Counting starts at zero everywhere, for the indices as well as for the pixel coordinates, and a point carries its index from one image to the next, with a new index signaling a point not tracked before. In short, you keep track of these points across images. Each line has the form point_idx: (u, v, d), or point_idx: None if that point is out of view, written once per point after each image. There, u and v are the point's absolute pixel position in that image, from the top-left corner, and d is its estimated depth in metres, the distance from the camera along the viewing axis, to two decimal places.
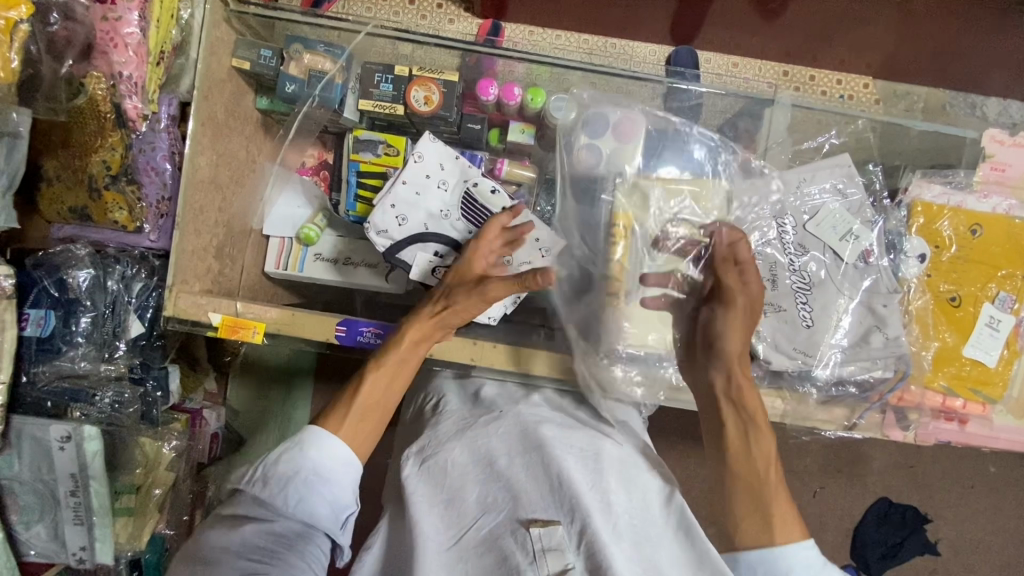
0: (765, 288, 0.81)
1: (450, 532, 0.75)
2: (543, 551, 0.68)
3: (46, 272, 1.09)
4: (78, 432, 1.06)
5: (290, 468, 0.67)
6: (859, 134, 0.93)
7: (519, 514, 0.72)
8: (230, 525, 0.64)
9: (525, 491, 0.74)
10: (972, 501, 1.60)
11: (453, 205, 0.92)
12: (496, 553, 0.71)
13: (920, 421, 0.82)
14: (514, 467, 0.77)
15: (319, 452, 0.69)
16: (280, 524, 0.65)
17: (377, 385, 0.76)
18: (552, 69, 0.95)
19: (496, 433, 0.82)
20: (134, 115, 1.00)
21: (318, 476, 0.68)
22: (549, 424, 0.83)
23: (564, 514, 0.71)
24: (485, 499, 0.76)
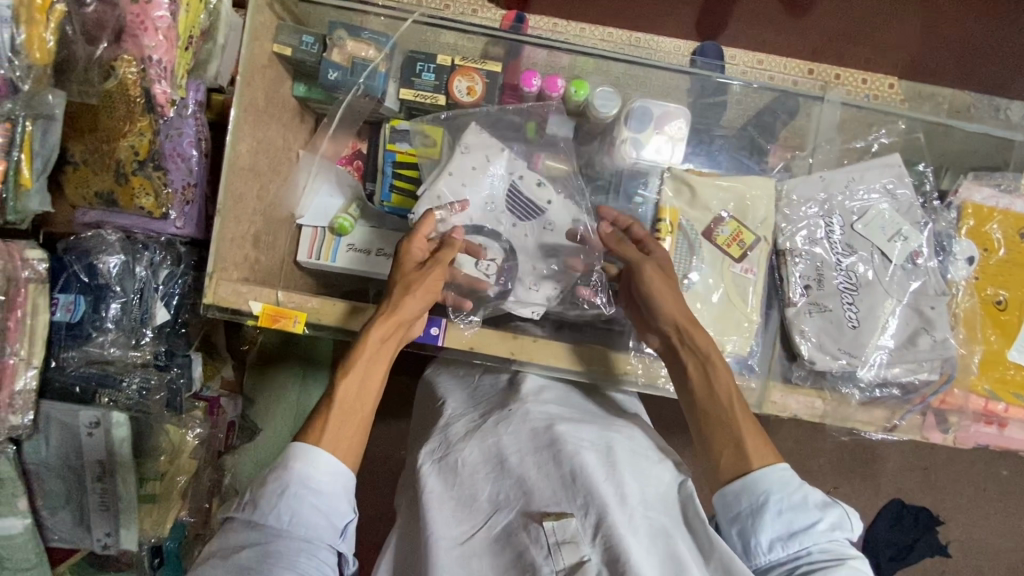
0: (811, 288, 0.82)
1: (463, 529, 0.73)
2: (557, 544, 0.67)
3: (76, 257, 1.09)
4: (107, 418, 1.07)
5: (274, 487, 0.65)
6: (908, 133, 0.92)
7: (531, 509, 0.71)
8: (227, 553, 0.63)
9: (537, 486, 0.72)
10: (984, 504, 1.57)
11: (498, 197, 0.93)
12: (511, 549, 0.69)
13: (960, 424, 0.81)
14: (525, 464, 0.74)
15: (308, 467, 0.66)
16: (278, 545, 0.63)
17: (348, 396, 0.72)
18: (594, 60, 0.96)
19: (508, 431, 0.79)
20: (163, 101, 0.99)
21: (302, 489, 0.65)
22: (564, 420, 0.79)
23: (576, 508, 0.69)
24: (497, 497, 0.74)
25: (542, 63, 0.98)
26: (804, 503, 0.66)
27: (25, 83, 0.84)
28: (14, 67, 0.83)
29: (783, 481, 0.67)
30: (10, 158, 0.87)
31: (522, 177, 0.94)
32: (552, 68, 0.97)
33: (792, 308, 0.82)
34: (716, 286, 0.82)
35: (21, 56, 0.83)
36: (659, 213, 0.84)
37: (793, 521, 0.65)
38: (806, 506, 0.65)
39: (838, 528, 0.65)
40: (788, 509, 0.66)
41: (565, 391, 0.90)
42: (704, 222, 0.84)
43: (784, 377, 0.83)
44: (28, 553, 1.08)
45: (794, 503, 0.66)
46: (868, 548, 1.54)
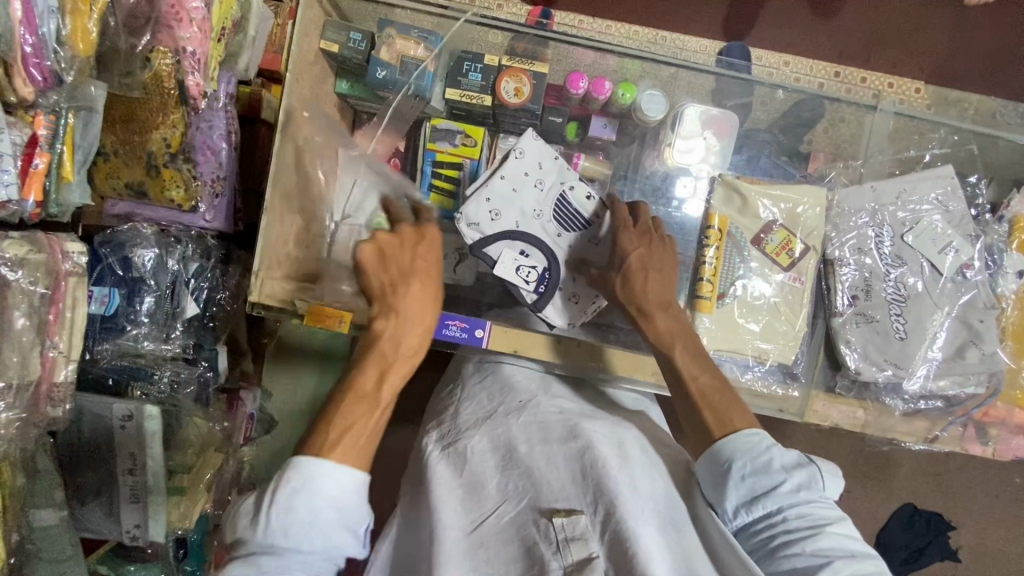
0: (859, 298, 0.82)
1: (471, 517, 0.73)
2: (566, 541, 0.67)
3: (111, 249, 1.09)
4: (140, 411, 1.05)
5: (299, 509, 0.59)
6: (960, 145, 0.93)
7: (540, 504, 0.70)
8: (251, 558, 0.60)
9: (547, 479, 0.72)
10: (996, 510, 1.54)
11: (546, 205, 0.89)
12: (519, 542, 0.70)
13: (1000, 437, 0.82)
14: (534, 455, 0.74)
15: (331, 487, 0.61)
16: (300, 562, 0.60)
17: (365, 416, 0.66)
18: (642, 63, 0.97)
19: (518, 422, 0.79)
20: (196, 93, 0.99)
21: (331, 513, 0.61)
22: (577, 413, 0.79)
23: (586, 505, 0.69)
24: (506, 487, 0.74)
25: (588, 65, 0.98)
26: (769, 466, 0.66)
27: (69, 75, 0.82)
28: (59, 59, 0.80)
29: (748, 447, 0.67)
30: (53, 150, 0.86)
31: (572, 187, 0.91)
32: (599, 69, 0.97)
33: (838, 318, 0.82)
34: (765, 295, 0.82)
35: (65, 48, 0.81)
36: (708, 219, 0.83)
37: (760, 486, 0.65)
38: (772, 471, 0.65)
39: (803, 488, 0.65)
40: (756, 474, 0.65)
41: (606, 395, 0.90)
42: (753, 229, 0.83)
43: (827, 387, 0.84)
44: (65, 543, 1.02)
45: (758, 467, 0.66)
46: (879, 552, 1.51)
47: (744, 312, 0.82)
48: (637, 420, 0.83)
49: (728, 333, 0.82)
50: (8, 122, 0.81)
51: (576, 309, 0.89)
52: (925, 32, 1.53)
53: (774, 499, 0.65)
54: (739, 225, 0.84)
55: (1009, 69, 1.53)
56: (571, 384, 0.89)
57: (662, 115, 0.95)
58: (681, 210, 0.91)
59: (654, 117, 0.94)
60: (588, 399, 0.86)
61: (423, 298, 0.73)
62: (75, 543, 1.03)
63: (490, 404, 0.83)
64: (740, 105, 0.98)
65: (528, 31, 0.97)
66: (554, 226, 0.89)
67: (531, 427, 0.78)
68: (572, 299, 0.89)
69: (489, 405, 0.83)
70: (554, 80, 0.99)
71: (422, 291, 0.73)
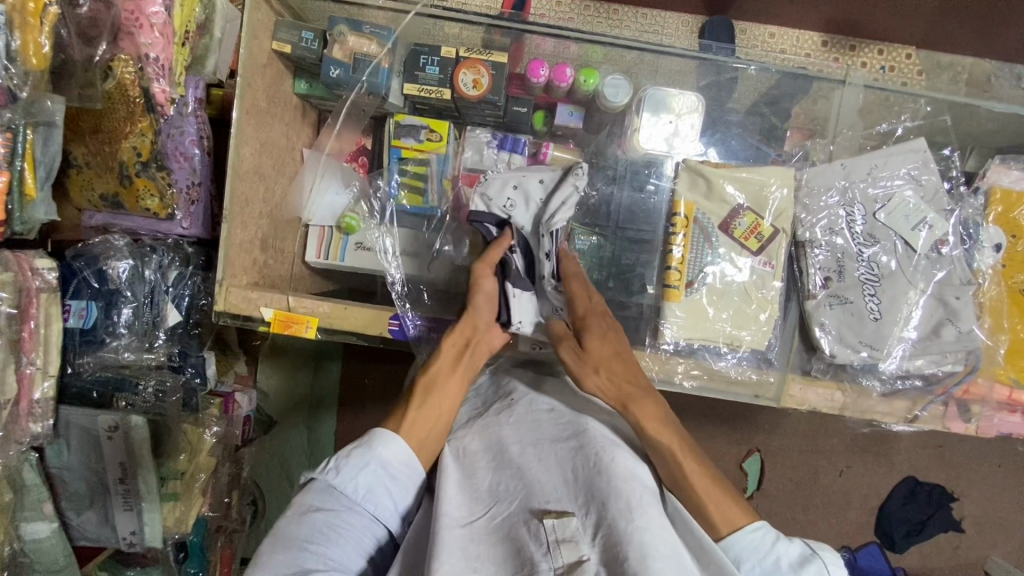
0: (831, 280, 0.82)
1: (462, 512, 0.63)
2: (557, 543, 0.57)
3: (85, 263, 1.07)
4: (126, 421, 1.07)
5: (353, 463, 0.65)
6: (935, 115, 0.91)
7: (531, 503, 0.61)
8: (301, 512, 0.63)
9: (538, 479, 0.63)
10: (998, 480, 1.51)
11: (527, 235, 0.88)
12: (509, 544, 0.59)
13: (983, 414, 0.80)
14: (527, 454, 0.67)
15: (388, 453, 0.66)
16: (347, 516, 0.63)
17: (441, 403, 0.73)
18: (603, 48, 0.95)
19: (510, 421, 0.73)
20: (163, 100, 0.97)
21: (379, 471, 0.65)
22: (570, 411, 0.74)
23: (578, 506, 0.60)
24: (497, 488, 0.65)
25: (549, 54, 0.96)
26: (778, 567, 0.60)
27: (23, 92, 0.82)
28: (10, 75, 0.80)
29: (753, 544, 0.62)
30: (12, 168, 0.85)
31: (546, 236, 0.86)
32: (561, 58, 0.96)
33: (811, 300, 0.82)
34: (735, 279, 0.82)
35: (17, 63, 0.80)
36: (674, 207, 0.83)
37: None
38: (778, 571, 0.60)
39: None
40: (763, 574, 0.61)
41: None
42: (721, 214, 0.83)
43: (804, 370, 0.84)
44: (57, 555, 1.08)
45: (766, 569, 0.61)
46: (880, 526, 1.51)
47: (716, 297, 0.81)
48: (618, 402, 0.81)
49: (697, 322, 0.81)
50: None
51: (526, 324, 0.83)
52: None
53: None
54: (713, 212, 0.83)
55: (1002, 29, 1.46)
56: (547, 373, 0.87)
57: (626, 101, 0.93)
58: (657, 193, 0.90)
59: (619, 102, 0.92)
60: (565, 384, 0.83)
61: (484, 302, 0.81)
62: (68, 554, 1.10)
63: (482, 405, 0.79)
64: (709, 86, 0.96)
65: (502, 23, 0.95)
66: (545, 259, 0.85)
67: (521, 428, 0.71)
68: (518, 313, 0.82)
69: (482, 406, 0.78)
70: (518, 68, 0.97)
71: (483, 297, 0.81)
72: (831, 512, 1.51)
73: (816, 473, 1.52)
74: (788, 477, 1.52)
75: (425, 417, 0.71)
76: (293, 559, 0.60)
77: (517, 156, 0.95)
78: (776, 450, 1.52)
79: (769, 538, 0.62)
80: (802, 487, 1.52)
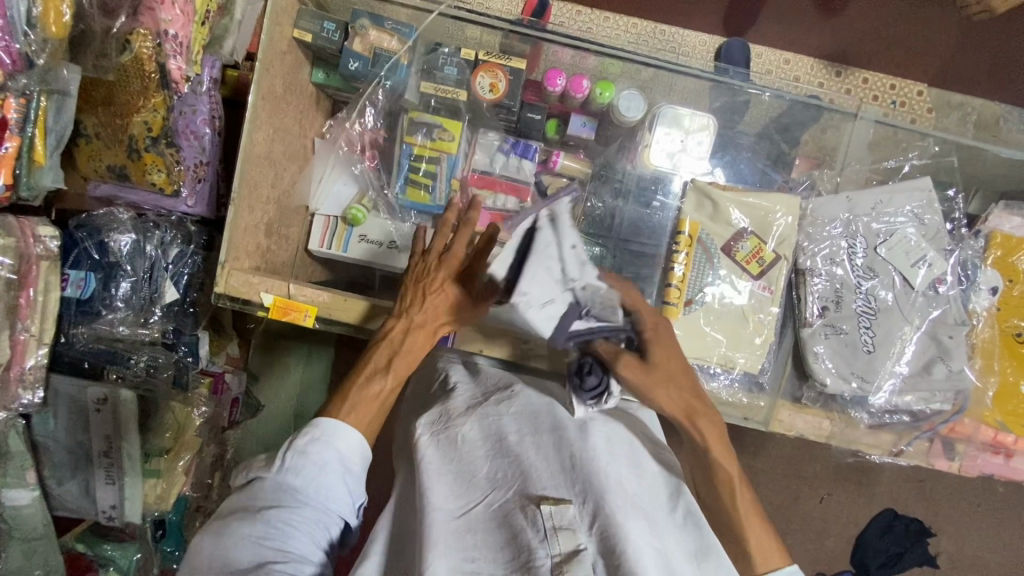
0: (828, 309, 0.83)
1: (458, 502, 0.66)
2: (554, 529, 0.59)
3: (88, 234, 1.07)
4: (115, 395, 1.06)
5: (312, 458, 0.66)
6: (942, 156, 0.92)
7: (529, 490, 0.64)
8: (254, 511, 0.63)
9: (537, 467, 0.66)
10: (976, 518, 1.52)
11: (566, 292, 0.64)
12: (505, 530, 0.61)
13: (967, 453, 0.82)
14: (526, 445, 0.69)
15: (344, 445, 0.68)
16: (304, 510, 0.64)
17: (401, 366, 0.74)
18: (621, 63, 0.95)
19: (509, 412, 0.74)
20: (179, 78, 0.97)
21: (337, 466, 0.67)
22: (567, 406, 0.76)
23: (575, 494, 0.63)
24: (495, 474, 0.67)
25: (567, 64, 0.97)
26: None
27: (40, 58, 0.83)
28: (29, 41, 0.80)
29: None
30: (23, 134, 0.85)
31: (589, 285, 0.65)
32: (578, 69, 0.97)
33: (807, 328, 0.83)
34: (733, 301, 0.82)
35: (36, 29, 0.81)
36: (678, 225, 0.84)
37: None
38: None
39: None
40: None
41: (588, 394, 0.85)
42: (725, 236, 0.84)
43: (794, 397, 0.85)
44: (36, 524, 1.07)
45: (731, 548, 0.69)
46: (856, 555, 1.51)
47: (714, 318, 0.82)
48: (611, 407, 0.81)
49: (693, 340, 0.82)
50: None
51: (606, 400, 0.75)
52: (929, 33, 1.48)
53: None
54: (718, 232, 0.84)
55: (1013, 76, 1.48)
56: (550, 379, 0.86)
57: (640, 117, 0.94)
58: (663, 209, 0.90)
59: (632, 117, 0.93)
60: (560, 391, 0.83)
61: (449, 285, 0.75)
62: (47, 523, 1.09)
63: (479, 394, 0.79)
64: (723, 108, 0.97)
65: (521, 32, 0.96)
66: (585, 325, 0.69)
67: (521, 418, 0.73)
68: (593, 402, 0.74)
69: (479, 396, 0.78)
70: (534, 76, 0.98)
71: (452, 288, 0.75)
72: (809, 538, 1.52)
73: (797, 498, 1.53)
74: (770, 500, 1.52)
75: (366, 399, 0.72)
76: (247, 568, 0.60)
77: (527, 161, 0.96)
78: (759, 472, 1.52)
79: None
80: (783, 510, 1.52)
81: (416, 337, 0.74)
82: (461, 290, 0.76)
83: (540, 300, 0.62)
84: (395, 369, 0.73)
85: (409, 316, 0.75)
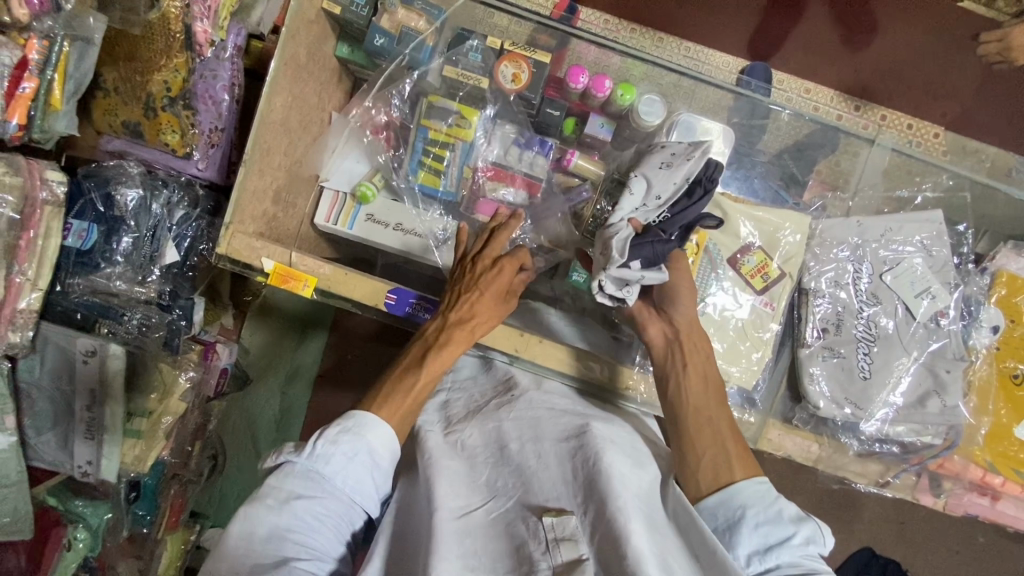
0: (828, 331, 0.83)
1: (458, 503, 0.66)
2: (555, 541, 0.60)
3: (95, 184, 1.06)
4: (104, 348, 1.03)
5: (342, 449, 0.65)
6: (955, 190, 0.92)
7: (530, 501, 0.65)
8: (282, 500, 0.62)
9: (537, 476, 0.66)
10: (955, 567, 1.51)
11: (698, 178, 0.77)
12: (505, 541, 0.62)
13: (954, 491, 0.83)
14: (526, 453, 0.69)
15: (376, 441, 0.67)
16: (329, 502, 0.64)
17: (438, 362, 0.74)
18: (645, 66, 0.96)
19: (509, 417, 0.74)
20: (202, 40, 0.98)
21: (367, 459, 0.66)
22: (571, 413, 0.75)
23: (576, 505, 0.63)
24: (495, 483, 0.68)
25: (591, 62, 0.98)
26: (779, 517, 0.63)
27: (68, 4, 0.84)
28: None
29: (758, 495, 0.65)
30: (43, 76, 0.86)
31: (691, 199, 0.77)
32: (602, 68, 0.98)
33: (805, 349, 0.83)
34: (734, 314, 0.83)
35: None
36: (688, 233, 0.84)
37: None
38: (780, 521, 0.62)
39: (812, 542, 0.61)
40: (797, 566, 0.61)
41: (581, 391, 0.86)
42: (731, 248, 0.84)
43: (785, 416, 0.85)
44: (10, 470, 1.04)
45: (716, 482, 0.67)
46: None
47: (713, 329, 0.82)
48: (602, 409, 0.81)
49: None
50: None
51: (614, 283, 0.74)
52: (950, 78, 1.49)
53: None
54: (726, 243, 0.84)
55: None
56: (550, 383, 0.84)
57: (659, 123, 0.94)
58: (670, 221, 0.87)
59: (652, 122, 0.93)
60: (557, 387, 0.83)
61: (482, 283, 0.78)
62: (21, 470, 1.05)
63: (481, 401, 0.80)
64: (743, 123, 0.97)
65: (551, 25, 0.98)
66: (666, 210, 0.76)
67: (522, 422, 0.73)
68: (640, 266, 0.73)
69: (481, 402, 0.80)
70: (557, 73, 0.98)
71: (485, 286, 0.78)
72: None
73: None
74: None
75: (400, 391, 0.72)
76: (265, 561, 0.59)
77: (541, 158, 0.95)
78: None
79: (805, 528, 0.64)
80: None
81: (454, 333, 0.76)
82: (498, 289, 0.78)
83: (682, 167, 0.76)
84: (430, 361, 0.74)
85: (445, 314, 0.77)
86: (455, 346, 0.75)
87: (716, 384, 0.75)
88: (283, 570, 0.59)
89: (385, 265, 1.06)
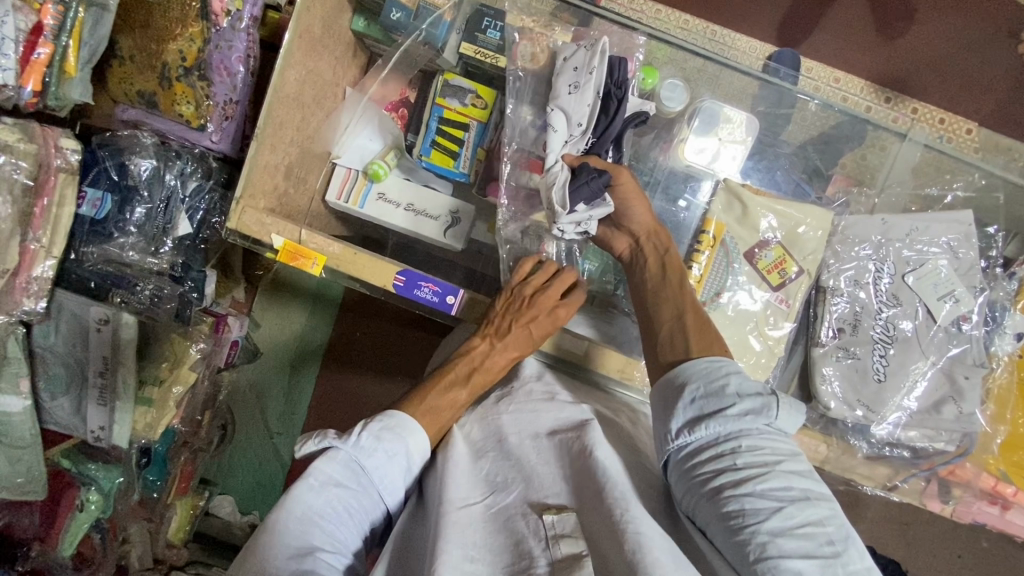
0: (844, 331, 0.81)
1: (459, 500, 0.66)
2: (556, 538, 0.60)
3: (110, 154, 1.05)
4: (117, 316, 1.04)
5: (385, 446, 0.67)
6: (986, 191, 0.89)
7: (531, 497, 0.65)
8: (320, 484, 0.63)
9: (537, 472, 0.66)
10: (957, 571, 1.49)
11: (611, 86, 0.84)
12: (506, 535, 0.62)
13: (962, 499, 0.81)
14: (525, 448, 0.70)
15: (414, 443, 0.69)
16: (360, 496, 0.66)
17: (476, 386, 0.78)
18: (670, 50, 0.93)
19: (508, 410, 0.75)
20: (219, 10, 1.00)
21: (404, 461, 0.68)
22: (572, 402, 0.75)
23: (575, 503, 0.64)
24: (495, 478, 0.67)
25: None
26: (722, 390, 0.63)
27: None
28: None
29: (704, 372, 0.65)
30: (57, 42, 0.85)
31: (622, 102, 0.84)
32: None
33: (819, 348, 0.81)
34: (748, 310, 0.81)
35: None
36: (704, 225, 0.83)
37: (794, 518, 0.55)
38: (722, 394, 0.63)
39: (750, 412, 0.62)
40: (787, 502, 0.56)
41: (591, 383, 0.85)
42: (749, 241, 0.82)
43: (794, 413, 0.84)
44: (24, 432, 1.07)
45: (709, 391, 0.64)
46: None
47: (725, 324, 0.80)
48: (610, 404, 0.80)
49: None
50: (15, 6, 0.82)
51: (571, 226, 0.82)
52: (988, 71, 1.42)
53: (794, 557, 0.54)
54: (744, 233, 0.82)
55: None
56: (557, 373, 0.84)
57: (682, 109, 0.90)
58: (687, 210, 0.88)
59: (674, 108, 0.89)
60: (560, 377, 0.83)
61: (540, 319, 0.79)
62: (35, 433, 1.08)
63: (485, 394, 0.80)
64: (769, 112, 0.94)
65: (572, 4, 0.96)
66: (591, 137, 0.84)
67: (522, 414, 0.73)
68: (585, 206, 0.80)
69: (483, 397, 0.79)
70: None
71: (542, 322, 0.79)
72: None
73: None
74: None
75: (440, 406, 0.74)
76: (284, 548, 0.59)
77: None
78: None
79: (801, 468, 0.59)
80: None
81: (497, 357, 0.79)
82: (546, 329, 0.80)
83: (582, 86, 0.83)
84: (472, 382, 0.77)
85: (494, 338, 0.79)
86: (494, 369, 0.79)
87: (676, 270, 0.78)
88: (307, 558, 0.60)
89: (395, 244, 1.03)
